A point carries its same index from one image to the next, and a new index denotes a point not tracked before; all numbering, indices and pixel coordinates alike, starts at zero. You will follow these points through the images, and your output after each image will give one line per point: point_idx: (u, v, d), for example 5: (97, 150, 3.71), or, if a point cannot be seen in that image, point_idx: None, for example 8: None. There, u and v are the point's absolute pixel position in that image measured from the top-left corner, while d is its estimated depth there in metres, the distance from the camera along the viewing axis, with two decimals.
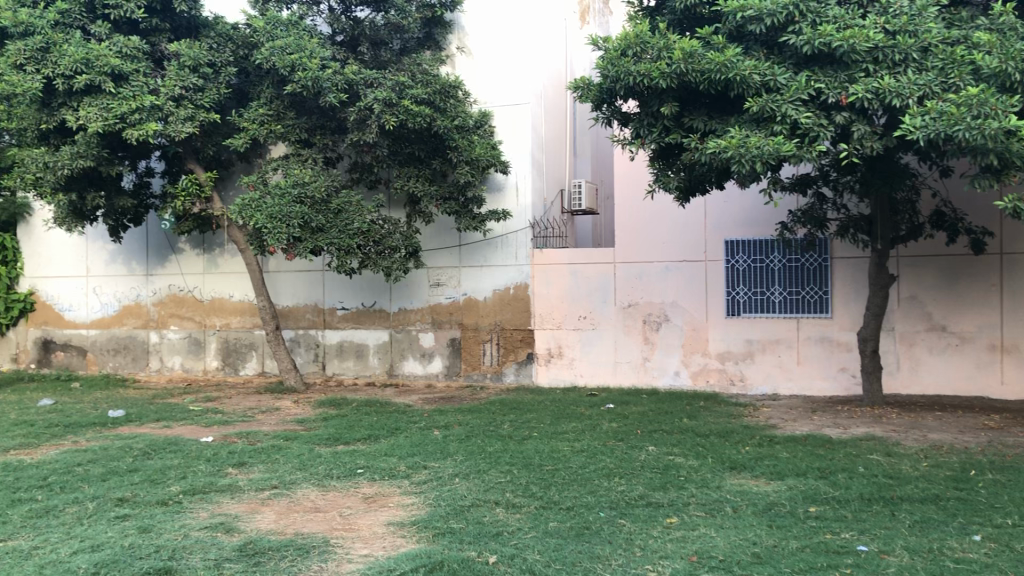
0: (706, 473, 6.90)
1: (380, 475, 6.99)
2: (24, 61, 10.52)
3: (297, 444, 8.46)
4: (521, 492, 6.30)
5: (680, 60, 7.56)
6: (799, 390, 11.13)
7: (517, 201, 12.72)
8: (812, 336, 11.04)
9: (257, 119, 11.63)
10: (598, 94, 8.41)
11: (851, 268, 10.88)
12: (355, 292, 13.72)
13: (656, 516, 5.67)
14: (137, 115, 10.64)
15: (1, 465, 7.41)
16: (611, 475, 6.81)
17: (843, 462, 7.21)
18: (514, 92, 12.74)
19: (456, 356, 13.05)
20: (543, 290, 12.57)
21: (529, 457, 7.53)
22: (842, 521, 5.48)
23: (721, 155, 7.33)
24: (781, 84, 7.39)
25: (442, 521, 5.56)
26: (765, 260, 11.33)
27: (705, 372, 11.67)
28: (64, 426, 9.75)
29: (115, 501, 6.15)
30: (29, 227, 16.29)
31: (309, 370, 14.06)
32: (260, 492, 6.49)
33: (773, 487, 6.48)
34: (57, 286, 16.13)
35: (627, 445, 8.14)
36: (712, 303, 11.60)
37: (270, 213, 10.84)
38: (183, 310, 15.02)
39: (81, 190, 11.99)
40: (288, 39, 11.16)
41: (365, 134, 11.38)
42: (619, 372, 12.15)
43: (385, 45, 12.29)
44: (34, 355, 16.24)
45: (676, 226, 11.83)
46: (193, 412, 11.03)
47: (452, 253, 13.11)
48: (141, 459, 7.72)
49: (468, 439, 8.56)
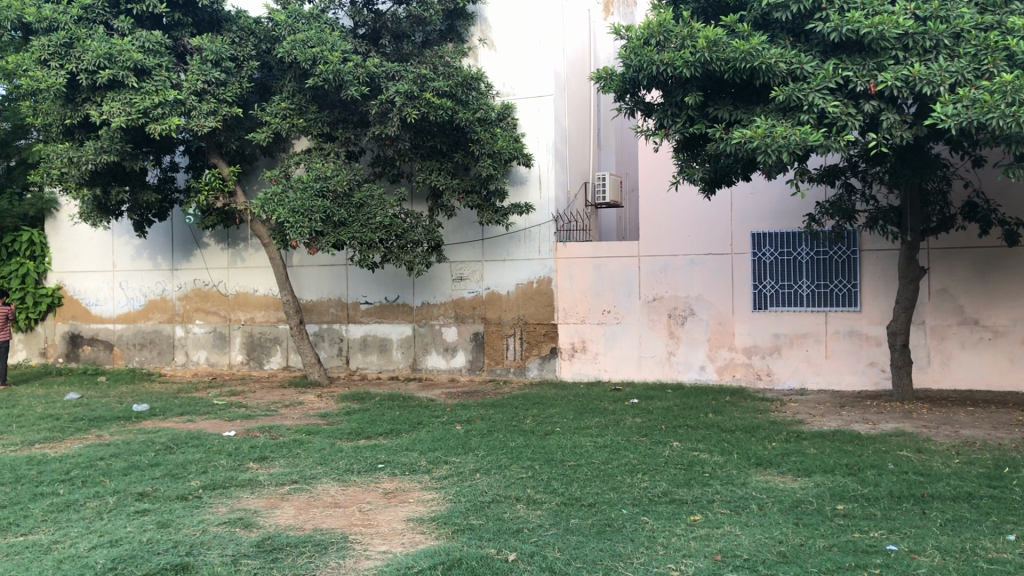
0: (731, 470, 6.78)
1: (401, 470, 6.94)
2: (48, 57, 10.58)
3: (318, 439, 8.43)
4: (542, 488, 6.21)
5: (704, 49, 7.41)
6: (827, 385, 10.95)
7: (541, 194, 12.62)
8: (840, 330, 10.85)
9: (279, 113, 11.63)
10: (620, 84, 8.29)
11: (881, 260, 10.68)
12: (378, 287, 13.70)
13: (679, 513, 5.56)
14: (159, 110, 10.67)
15: (25, 459, 7.45)
16: (634, 471, 6.72)
17: (872, 459, 7.06)
18: (537, 84, 12.63)
19: (480, 350, 12.98)
20: (566, 284, 12.46)
21: (551, 452, 7.45)
22: (870, 519, 5.35)
23: (746, 145, 7.19)
24: (808, 72, 7.23)
25: (462, 518, 5.49)
26: (792, 252, 11.16)
27: (731, 366, 11.52)
28: (88, 420, 9.79)
29: (135, 496, 6.15)
30: (56, 222, 16.45)
31: (333, 365, 14.06)
32: (280, 487, 6.46)
33: (800, 484, 6.35)
34: (84, 281, 16.26)
35: (651, 440, 8.03)
36: (738, 297, 11.45)
37: (293, 207, 10.83)
38: (208, 305, 15.08)
39: (106, 185, 12.05)
40: (310, 32, 11.13)
41: (387, 127, 11.32)
42: (644, 366, 12.03)
43: (407, 37, 12.22)
44: (62, 350, 16.38)
45: (701, 218, 11.67)
46: (217, 406, 11.05)
47: (475, 247, 13.05)
48: (162, 453, 7.72)
49: (490, 434, 8.49)
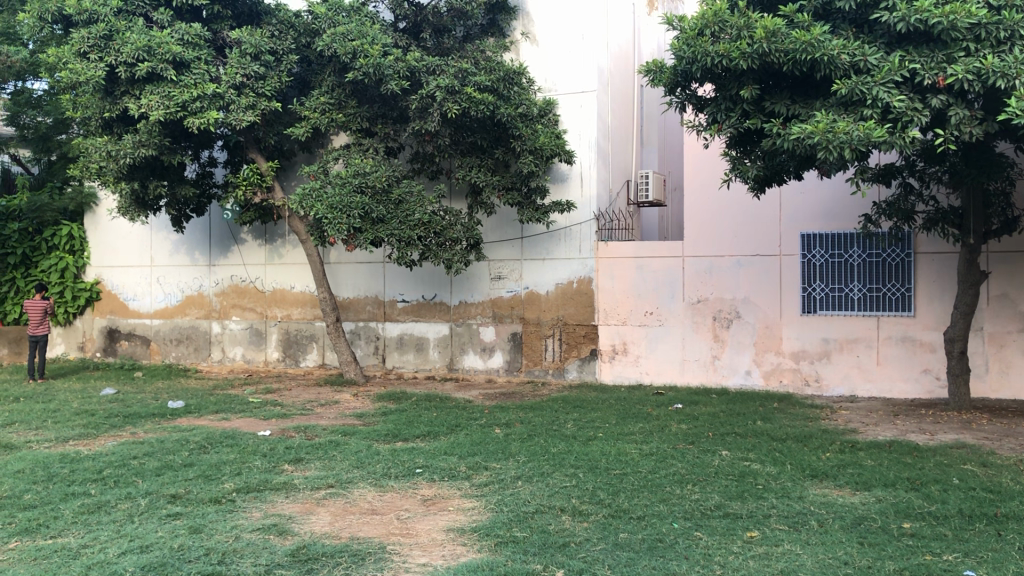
0: (786, 482, 6.45)
1: (440, 476, 6.70)
2: (88, 49, 10.49)
3: (354, 440, 8.20)
4: (588, 498, 5.93)
5: (762, 40, 7.07)
6: (878, 393, 10.55)
7: (582, 192, 12.31)
8: (893, 335, 10.44)
9: (318, 108, 11.48)
10: (672, 76, 7.99)
11: (937, 263, 10.23)
12: (416, 285, 13.50)
13: (735, 529, 5.26)
14: (198, 103, 10.58)
15: (59, 456, 7.31)
16: (683, 482, 6.42)
17: (935, 472, 6.68)
18: (581, 79, 12.33)
19: (518, 351, 12.72)
20: (608, 284, 12.16)
21: (595, 460, 7.17)
22: (942, 540, 5.01)
23: (807, 141, 6.84)
24: (872, 65, 6.88)
25: (505, 529, 5.24)
26: (844, 254, 10.75)
27: (778, 371, 11.15)
28: (123, 416, 9.68)
29: (168, 498, 5.97)
30: (95, 217, 16.46)
31: (369, 363, 13.91)
32: (316, 491, 6.25)
33: (860, 499, 6.01)
34: (122, 275, 16.25)
35: (698, 448, 7.71)
36: (786, 299, 11.07)
37: (331, 203, 10.65)
38: (245, 301, 14.98)
39: (143, 179, 11.97)
40: (350, 26, 10.97)
41: (427, 122, 11.11)
42: (688, 370, 11.69)
43: (448, 32, 12.02)
44: (100, 344, 16.41)
45: (749, 219, 11.30)
46: (252, 404, 10.90)
47: (514, 245, 12.80)
48: (197, 453, 7.55)
49: (531, 438, 8.22)
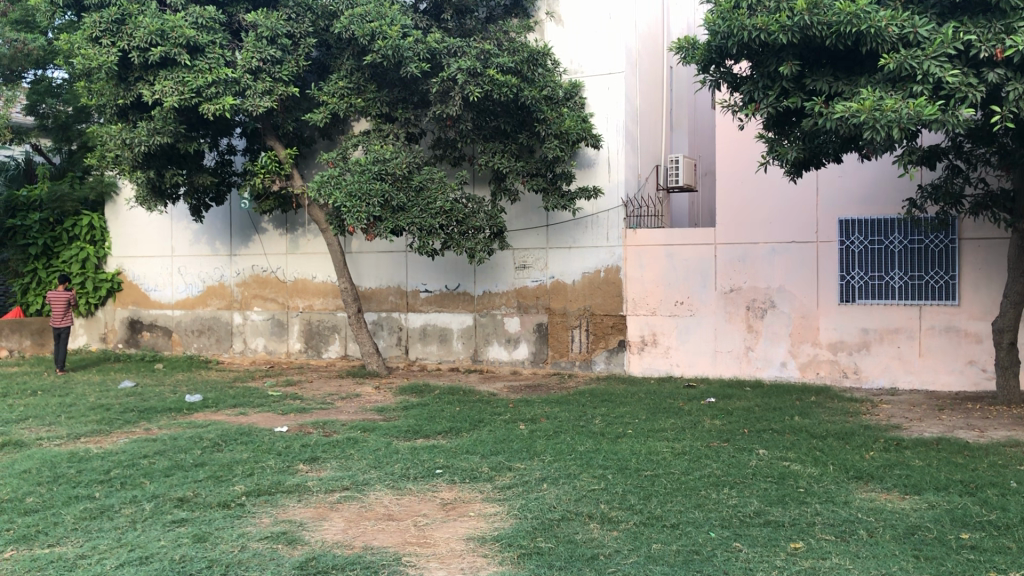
0: (830, 485, 6.04)
1: (461, 477, 6.35)
2: (100, 34, 10.24)
3: (373, 437, 7.89)
4: (617, 504, 5.55)
5: (804, 12, 6.66)
6: (920, 385, 10.08)
7: (610, 177, 11.89)
8: (936, 325, 9.94)
9: (337, 93, 11.13)
10: (705, 53, 7.57)
11: (985, 250, 9.70)
12: (439, 275, 13.16)
13: (777, 539, 4.86)
14: (213, 89, 10.30)
15: (68, 455, 7.04)
16: (720, 485, 6.02)
17: (990, 475, 6.22)
18: (607, 60, 11.89)
19: (544, 342, 12.36)
20: (637, 273, 11.75)
21: (625, 460, 6.78)
22: (1005, 554, 4.58)
23: (852, 120, 6.38)
24: (922, 37, 6.43)
25: (529, 540, 4.87)
26: (884, 241, 10.25)
27: (815, 362, 10.69)
28: (139, 411, 9.44)
29: (174, 502, 5.67)
30: (116, 206, 16.29)
31: (392, 354, 13.61)
32: (330, 495, 5.92)
33: (911, 504, 5.58)
34: (143, 266, 16.09)
35: (734, 447, 7.31)
36: (823, 289, 10.60)
37: (350, 191, 10.34)
38: (266, 292, 14.73)
39: (160, 167, 11.71)
40: (369, 6, 10.60)
41: (448, 106, 10.74)
42: (720, 362, 11.27)
43: (470, 12, 11.59)
44: (122, 335, 16.28)
45: (785, 204, 10.83)
46: (272, 397, 10.63)
47: (539, 233, 12.40)
48: (210, 451, 7.27)
49: (557, 436, 7.84)
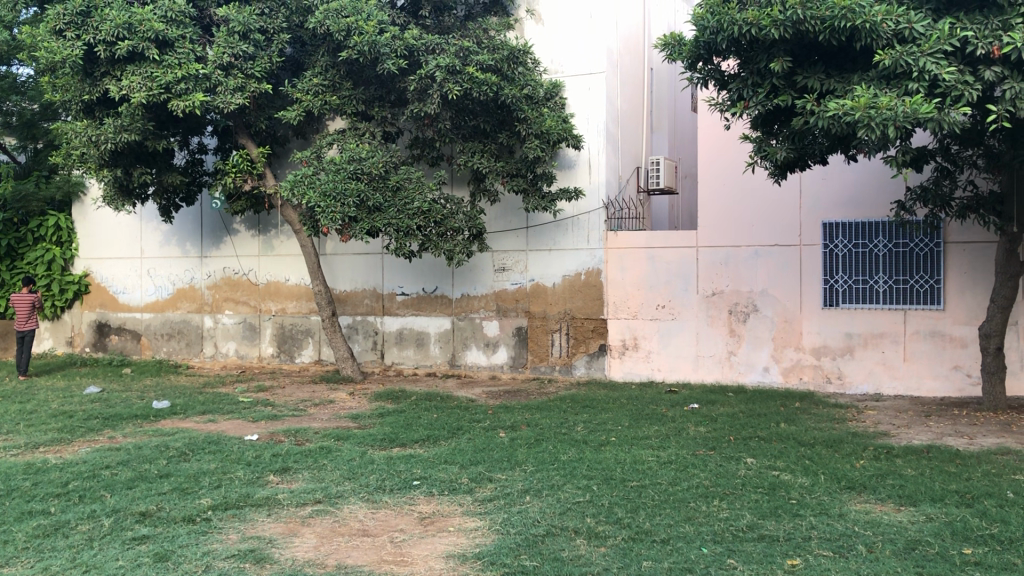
0: (823, 496, 5.82)
1: (439, 489, 6.07)
2: (64, 27, 9.88)
3: (347, 447, 7.57)
4: (604, 518, 5.30)
5: (796, 6, 6.45)
6: (905, 391, 9.92)
7: (590, 178, 11.67)
8: (921, 330, 9.79)
9: (311, 90, 10.82)
10: (693, 50, 7.37)
11: (971, 254, 9.55)
12: (416, 277, 12.88)
13: (773, 556, 4.62)
14: (182, 85, 9.96)
15: (24, 466, 6.68)
16: (710, 496, 5.79)
17: (985, 485, 6.03)
18: (589, 60, 11.68)
19: (523, 346, 12.10)
20: (618, 275, 11.52)
21: (610, 470, 6.53)
22: (1012, 571, 4.37)
23: (846, 118, 6.18)
24: (918, 34, 6.26)
25: (512, 557, 4.60)
26: (868, 244, 10.08)
27: (798, 368, 10.51)
28: (103, 418, 9.06)
29: (136, 516, 5.35)
30: (83, 206, 15.86)
31: (367, 359, 13.30)
32: (301, 509, 5.62)
33: (907, 517, 5.37)
34: (111, 268, 15.66)
35: (721, 456, 7.08)
36: (807, 292, 10.43)
37: (324, 191, 10.04)
38: (238, 294, 14.36)
39: (128, 166, 11.33)
40: (345, 1, 10.32)
41: (426, 104, 10.46)
42: (702, 366, 11.06)
43: (448, 10, 11.32)
44: (89, 339, 15.84)
45: (769, 207, 10.66)
46: (243, 404, 10.27)
47: (519, 235, 12.15)
48: (176, 461, 6.94)
49: (538, 444, 7.58)
